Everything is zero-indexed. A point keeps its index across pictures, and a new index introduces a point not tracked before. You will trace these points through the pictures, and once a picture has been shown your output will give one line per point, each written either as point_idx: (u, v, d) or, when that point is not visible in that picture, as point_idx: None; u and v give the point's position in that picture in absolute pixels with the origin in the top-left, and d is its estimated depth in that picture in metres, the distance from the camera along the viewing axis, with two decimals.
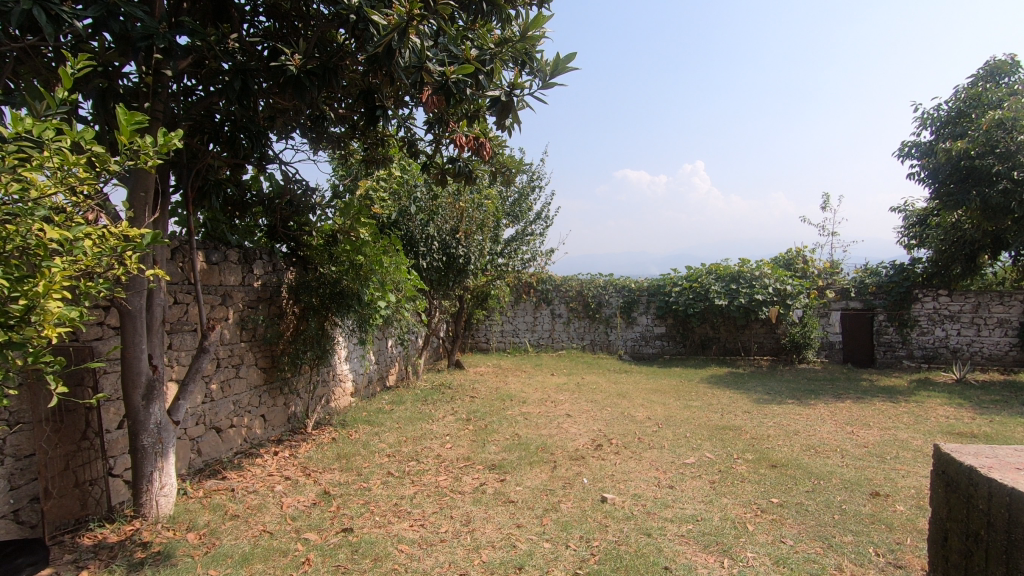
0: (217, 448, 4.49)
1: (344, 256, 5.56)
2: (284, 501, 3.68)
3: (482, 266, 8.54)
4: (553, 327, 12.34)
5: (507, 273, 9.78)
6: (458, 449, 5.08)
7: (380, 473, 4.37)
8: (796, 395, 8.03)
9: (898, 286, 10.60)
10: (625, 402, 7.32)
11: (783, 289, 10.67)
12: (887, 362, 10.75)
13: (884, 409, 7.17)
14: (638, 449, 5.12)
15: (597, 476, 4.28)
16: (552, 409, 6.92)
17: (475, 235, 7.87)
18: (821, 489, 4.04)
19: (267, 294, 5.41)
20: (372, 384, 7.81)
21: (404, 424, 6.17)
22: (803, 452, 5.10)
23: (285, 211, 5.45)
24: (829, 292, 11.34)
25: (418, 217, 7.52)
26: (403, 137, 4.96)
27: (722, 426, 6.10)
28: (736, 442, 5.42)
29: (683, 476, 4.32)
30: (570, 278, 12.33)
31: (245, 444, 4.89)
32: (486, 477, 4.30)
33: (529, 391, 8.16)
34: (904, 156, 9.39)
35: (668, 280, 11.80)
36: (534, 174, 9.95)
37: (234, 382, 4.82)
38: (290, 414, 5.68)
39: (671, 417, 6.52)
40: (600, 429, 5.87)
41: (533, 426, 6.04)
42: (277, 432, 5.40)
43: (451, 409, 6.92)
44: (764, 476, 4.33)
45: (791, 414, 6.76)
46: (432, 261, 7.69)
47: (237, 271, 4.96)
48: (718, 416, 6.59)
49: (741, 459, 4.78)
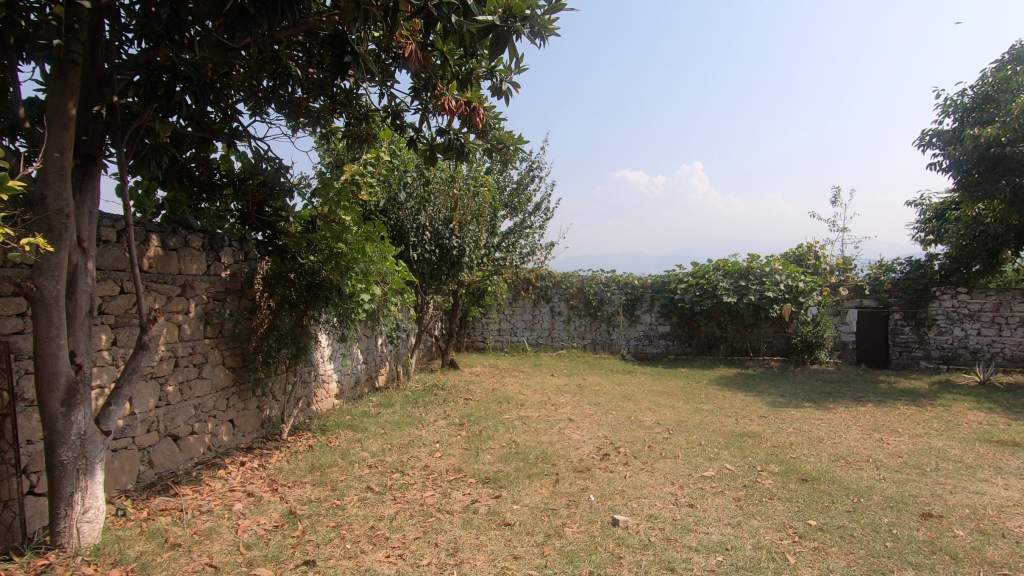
0: (173, 458, 3.95)
1: (323, 244, 5.03)
2: (240, 524, 3.14)
3: (478, 259, 8.03)
4: (552, 325, 11.80)
5: (504, 268, 9.28)
6: (448, 460, 4.55)
7: (358, 487, 3.84)
8: (814, 398, 7.51)
9: (915, 284, 10.09)
10: (631, 406, 6.79)
11: (794, 286, 10.15)
12: (903, 363, 10.23)
13: (909, 413, 6.65)
14: (649, 459, 4.58)
15: (606, 493, 3.74)
16: (553, 413, 6.39)
17: (470, 225, 7.36)
18: (863, 510, 3.51)
19: (238, 286, 4.88)
20: (359, 385, 7.29)
21: (391, 429, 5.63)
22: (833, 464, 4.57)
23: (259, 195, 4.97)
24: (842, 289, 10.83)
25: (409, 204, 6.98)
26: (387, 108, 4.43)
27: (738, 432, 5.57)
28: (757, 451, 4.89)
29: (703, 492, 3.79)
30: (571, 274, 11.81)
31: (208, 454, 4.35)
32: (478, 494, 3.77)
33: (528, 393, 7.63)
34: (924, 145, 8.90)
35: (673, 276, 11.28)
36: (533, 162, 9.41)
37: (196, 384, 4.29)
38: (264, 418, 5.14)
39: (682, 422, 5.99)
40: (605, 436, 5.34)
41: (532, 432, 5.51)
42: (248, 439, 4.87)
43: (443, 413, 6.39)
44: (796, 492, 3.81)
45: (811, 419, 6.24)
46: (423, 252, 7.17)
47: (201, 259, 4.42)
48: (732, 422, 6.06)
49: (765, 471, 4.26)
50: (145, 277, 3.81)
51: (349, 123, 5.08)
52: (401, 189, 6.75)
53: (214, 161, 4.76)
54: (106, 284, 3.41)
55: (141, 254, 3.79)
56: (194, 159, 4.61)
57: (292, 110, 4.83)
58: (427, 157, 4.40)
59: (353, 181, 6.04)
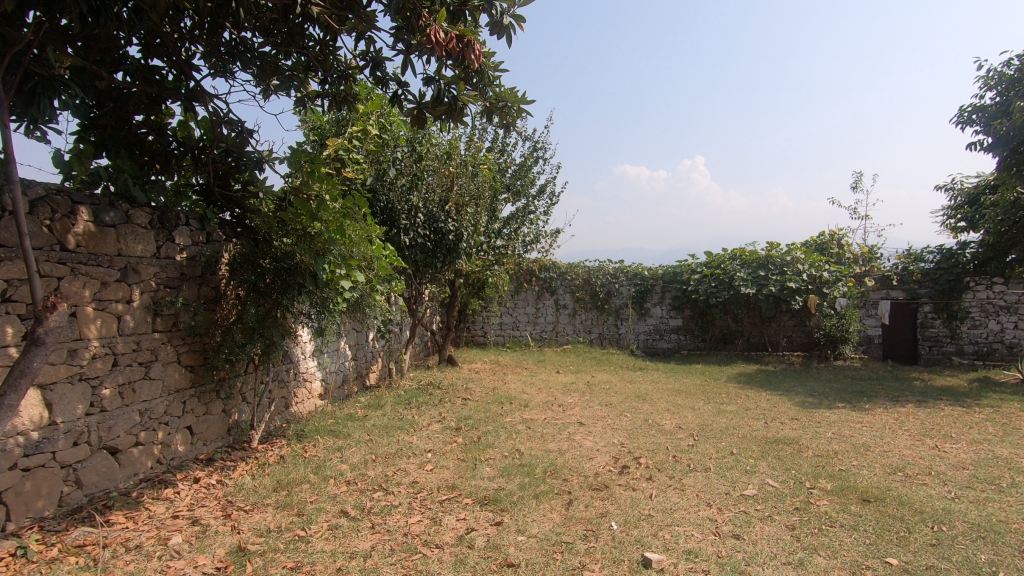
0: (108, 475, 3.28)
1: (295, 223, 4.32)
2: (170, 567, 2.49)
3: (477, 245, 7.36)
4: (557, 319, 11.14)
5: (506, 257, 8.61)
6: (440, 474, 3.87)
7: (329, 512, 3.18)
8: (846, 397, 6.84)
9: (947, 274, 9.36)
10: (646, 407, 6.12)
11: (818, 275, 9.43)
12: (933, 359, 9.54)
13: (957, 415, 5.97)
14: (676, 473, 3.90)
15: (630, 519, 3.08)
16: (560, 416, 5.73)
17: (467, 208, 6.71)
18: (951, 543, 2.85)
19: (199, 273, 4.20)
20: (347, 384, 6.63)
21: (377, 435, 4.97)
22: (891, 479, 3.90)
23: (223, 167, 4.32)
24: (868, 279, 10.09)
25: (400, 184, 6.28)
26: (365, 56, 3.74)
27: (772, 439, 4.90)
28: (799, 462, 4.22)
29: (748, 517, 3.13)
30: (576, 265, 11.09)
31: (157, 468, 3.69)
32: (474, 520, 3.11)
33: (531, 392, 6.97)
34: (962, 122, 8.18)
35: (686, 267, 10.58)
36: (537, 142, 8.71)
37: (142, 386, 3.63)
38: (230, 424, 4.48)
39: (706, 426, 5.33)
40: (622, 444, 4.66)
41: (537, 438, 4.84)
42: (210, 449, 4.20)
43: (437, 416, 5.72)
44: (863, 519, 3.13)
45: (849, 423, 5.57)
46: (416, 237, 6.48)
47: (149, 238, 3.75)
48: (763, 426, 5.38)
49: (816, 489, 3.58)
50: (70, 258, 3.14)
51: (326, 83, 4.41)
52: (391, 166, 6.05)
53: (170, 127, 4.16)
54: (12, 264, 2.75)
55: (65, 230, 3.11)
56: (146, 124, 4.03)
57: (262, 69, 4.21)
58: (415, 118, 3.72)
59: (337, 157, 5.35)
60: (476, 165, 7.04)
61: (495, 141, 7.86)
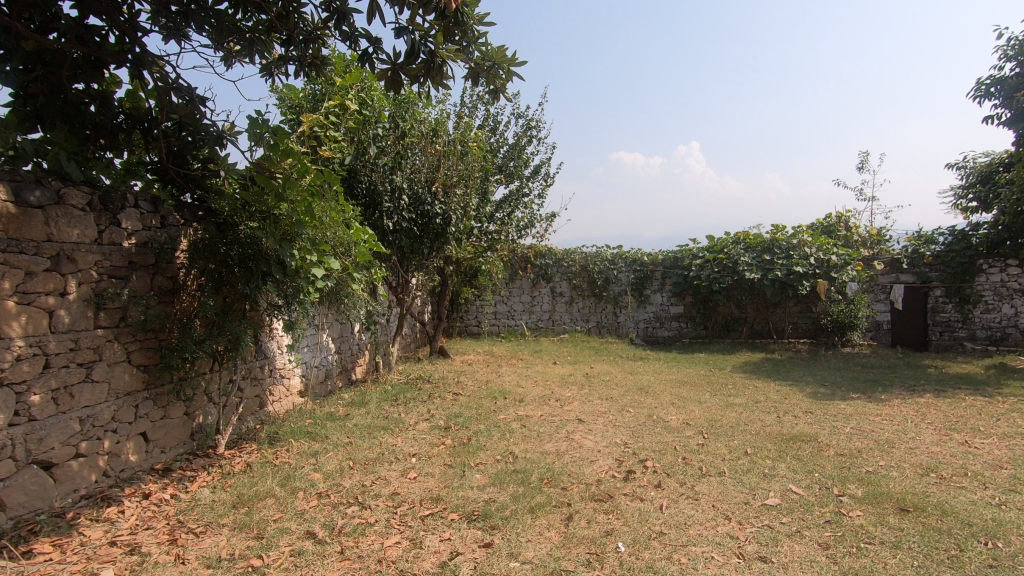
0: (39, 494, 2.86)
1: (259, 204, 3.83)
2: None
3: (467, 229, 6.91)
4: (553, 307, 10.73)
5: (499, 243, 8.16)
6: (424, 483, 3.46)
7: (293, 534, 2.77)
8: (859, 388, 6.47)
9: (959, 257, 8.90)
10: (649, 401, 5.73)
11: (826, 259, 9.01)
12: (945, 345, 9.17)
13: (981, 406, 5.59)
14: (687, 479, 3.51)
15: (639, 538, 2.70)
16: (558, 412, 5.33)
17: (456, 189, 6.27)
18: (1012, 565, 2.45)
19: (151, 261, 3.73)
20: (330, 379, 6.22)
21: (358, 436, 4.55)
22: (924, 482, 3.51)
23: (177, 142, 3.84)
24: (876, 263, 9.68)
25: (382, 162, 5.83)
26: (329, 8, 3.27)
27: (788, 436, 4.51)
28: (822, 464, 3.82)
29: (774, 534, 2.74)
30: (573, 251, 10.65)
31: (103, 482, 3.27)
32: (460, 541, 2.71)
33: (527, 385, 6.57)
34: (980, 95, 7.73)
35: (687, 252, 10.16)
36: (530, 121, 8.23)
37: (82, 390, 3.19)
38: (194, 428, 4.05)
39: (716, 422, 4.94)
40: (625, 444, 4.26)
41: (533, 438, 4.43)
42: (168, 457, 3.77)
43: (425, 414, 5.31)
44: (906, 534, 2.74)
45: (867, 417, 5.20)
46: (400, 221, 6.01)
47: (86, 221, 3.29)
48: (776, 421, 5.00)
49: (846, 497, 3.19)
50: None
51: (292, 45, 3.90)
52: (373, 142, 5.57)
53: (116, 97, 3.68)
54: None
55: None
56: (87, 94, 3.54)
57: (218, 29, 3.69)
58: (389, 81, 3.27)
59: (311, 133, 4.89)
60: (465, 143, 6.59)
61: (486, 119, 7.38)
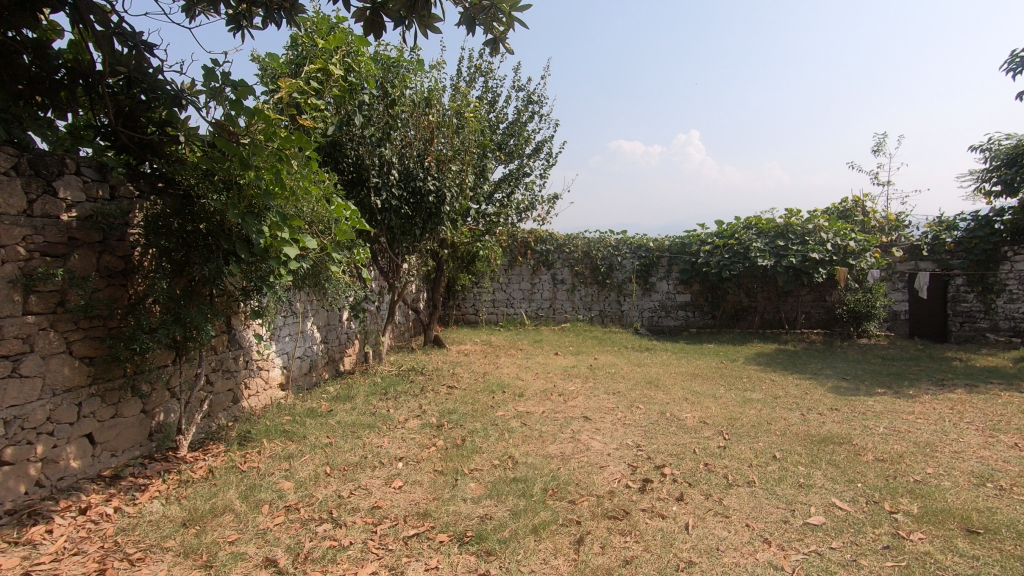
0: None
1: (221, 172, 3.32)
2: None
3: (463, 209, 6.41)
4: (554, 295, 10.26)
5: (498, 226, 7.67)
6: (409, 495, 3.01)
7: (249, 562, 2.32)
8: (883, 382, 6.03)
9: (983, 243, 8.39)
10: (660, 396, 5.28)
11: (843, 245, 8.52)
12: (966, 336, 8.73)
13: (1021, 403, 5.13)
14: (713, 490, 3.06)
15: (664, 569, 2.25)
16: (562, 408, 4.87)
17: (450, 164, 5.77)
18: None
19: (97, 238, 3.24)
20: (314, 371, 5.75)
21: (341, 435, 4.09)
22: (983, 495, 3.06)
23: (128, 102, 3.32)
24: (895, 249, 9.19)
25: (369, 133, 5.32)
26: None
27: (818, 438, 4.06)
28: (862, 471, 3.37)
29: (825, 565, 2.30)
30: (575, 237, 10.15)
31: (35, 493, 2.82)
32: (449, 572, 2.26)
33: (527, 378, 6.11)
34: (1014, 68, 7.19)
35: (695, 238, 9.67)
36: (531, 94, 7.69)
37: (7, 387, 2.72)
38: (153, 428, 3.58)
39: (735, 420, 4.49)
40: (638, 446, 3.80)
41: (534, 439, 3.97)
42: (120, 462, 3.31)
43: (416, 410, 4.84)
44: (983, 565, 2.29)
45: (900, 415, 4.74)
46: (389, 198, 5.52)
47: (8, 188, 2.79)
48: (801, 420, 4.55)
49: (900, 515, 2.75)
50: None
51: None
52: (359, 111, 5.05)
53: (55, 48, 3.17)
54: None
55: None
56: (19, 43, 3.03)
57: None
58: (369, 23, 2.79)
59: (289, 98, 4.39)
60: (460, 115, 6.04)
61: (484, 92, 6.83)
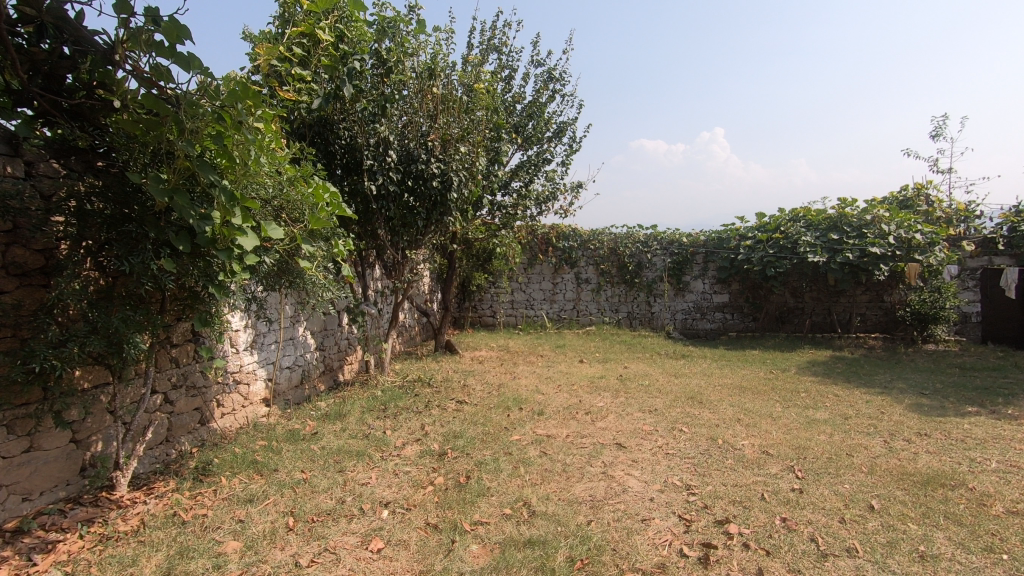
0: None
1: (156, 142, 2.60)
2: None
3: (474, 198, 5.63)
4: (578, 296, 9.44)
5: (516, 220, 6.91)
6: (389, 564, 2.25)
7: None
8: (973, 399, 5.06)
9: None
10: (706, 415, 4.45)
11: (908, 237, 7.49)
12: None
13: None
14: (801, 564, 2.23)
15: None
16: (590, 431, 4.07)
17: (458, 145, 4.99)
18: None
19: (5, 225, 2.58)
20: (307, 382, 5.07)
21: (320, 467, 3.35)
22: None
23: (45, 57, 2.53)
24: (965, 243, 8.11)
25: (362, 108, 4.61)
26: None
27: (920, 477, 3.17)
28: (998, 534, 2.50)
29: None
30: (601, 232, 9.31)
31: None
32: None
33: (547, 391, 5.31)
34: None
35: (733, 231, 8.75)
36: (553, 72, 6.90)
37: None
38: (86, 462, 2.90)
39: (806, 451, 3.62)
40: (688, 489, 2.99)
41: (557, 476, 3.18)
42: (34, 507, 2.64)
43: (416, 432, 4.09)
44: None
45: (1013, 444, 3.81)
46: (386, 184, 4.78)
47: None
48: (888, 451, 3.67)
49: None
50: None
51: None
52: (350, 82, 4.30)
53: None
54: None
55: None
56: None
57: None
58: None
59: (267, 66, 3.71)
60: (471, 91, 5.27)
61: (499, 68, 6.06)
